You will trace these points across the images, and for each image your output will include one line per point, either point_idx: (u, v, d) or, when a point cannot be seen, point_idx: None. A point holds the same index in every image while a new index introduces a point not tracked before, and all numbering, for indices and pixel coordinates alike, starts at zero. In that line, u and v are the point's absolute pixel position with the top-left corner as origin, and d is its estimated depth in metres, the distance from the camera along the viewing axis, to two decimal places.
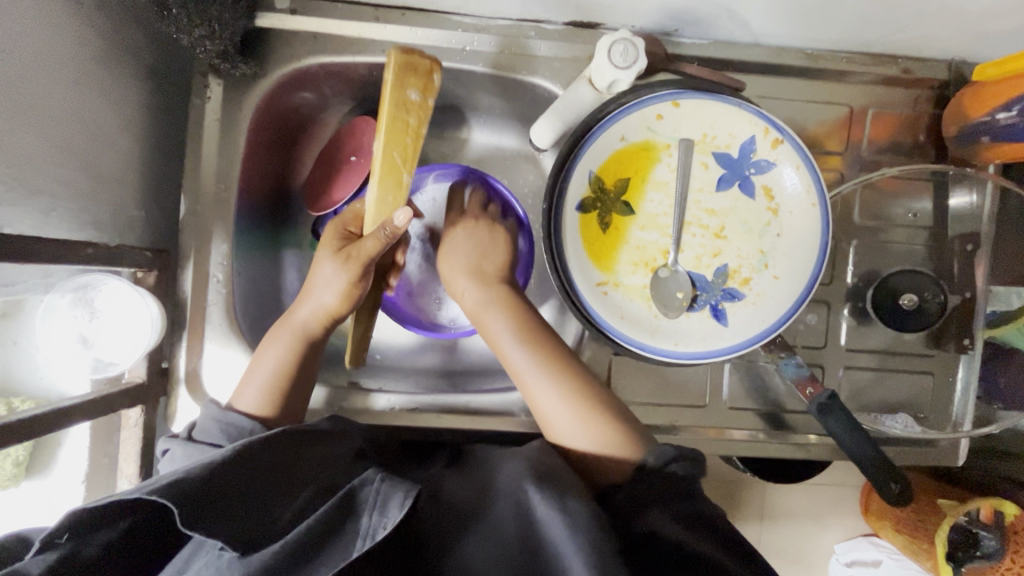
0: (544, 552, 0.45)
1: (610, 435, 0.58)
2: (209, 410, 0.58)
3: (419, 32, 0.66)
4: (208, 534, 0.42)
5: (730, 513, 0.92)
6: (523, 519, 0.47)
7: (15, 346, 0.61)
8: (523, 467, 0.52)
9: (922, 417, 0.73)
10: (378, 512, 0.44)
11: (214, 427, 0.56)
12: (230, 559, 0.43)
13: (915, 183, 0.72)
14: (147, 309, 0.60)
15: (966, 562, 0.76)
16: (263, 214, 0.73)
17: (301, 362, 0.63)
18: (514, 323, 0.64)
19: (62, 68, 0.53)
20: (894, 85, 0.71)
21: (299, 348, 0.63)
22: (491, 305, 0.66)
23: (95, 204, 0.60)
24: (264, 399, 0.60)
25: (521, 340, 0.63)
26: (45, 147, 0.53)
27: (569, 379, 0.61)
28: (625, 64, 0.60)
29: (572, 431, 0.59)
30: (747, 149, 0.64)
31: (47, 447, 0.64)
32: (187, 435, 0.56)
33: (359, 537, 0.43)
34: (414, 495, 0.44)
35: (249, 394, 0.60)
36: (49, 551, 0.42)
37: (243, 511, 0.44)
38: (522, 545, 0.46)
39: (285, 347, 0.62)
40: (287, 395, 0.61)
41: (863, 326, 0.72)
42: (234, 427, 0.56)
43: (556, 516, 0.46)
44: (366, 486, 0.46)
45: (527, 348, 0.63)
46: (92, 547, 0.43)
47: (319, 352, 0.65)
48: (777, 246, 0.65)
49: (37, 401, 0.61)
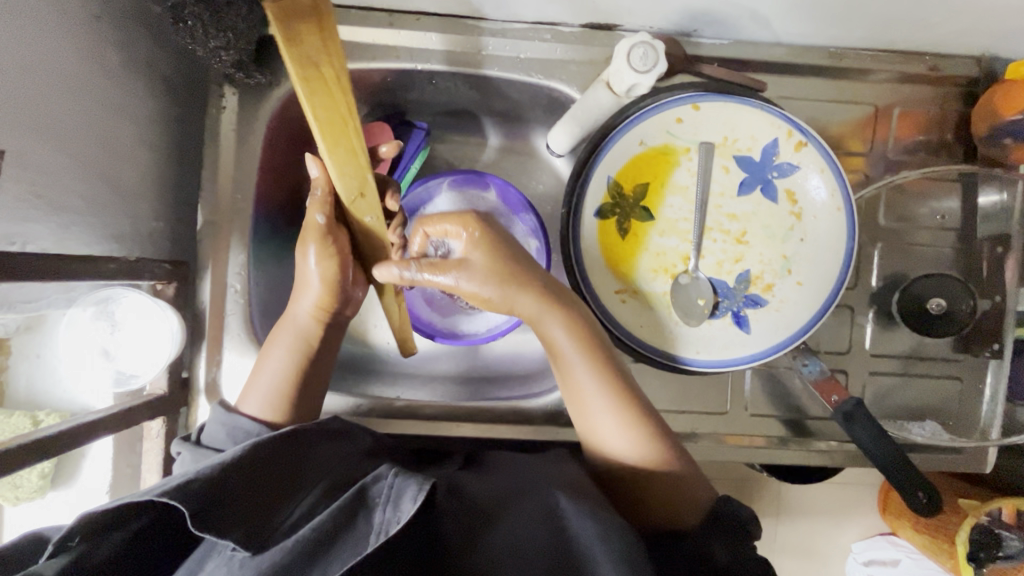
0: (567, 553, 0.45)
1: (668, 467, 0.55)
2: (216, 414, 0.58)
3: (433, 37, 0.65)
4: (219, 534, 0.42)
5: (750, 513, 0.92)
6: (555, 527, 0.47)
7: (37, 359, 0.60)
8: (560, 480, 0.51)
9: (949, 424, 0.71)
10: (391, 507, 0.44)
11: (221, 431, 0.56)
12: (242, 558, 0.42)
13: (941, 183, 0.70)
14: (167, 322, 0.60)
15: (988, 561, 0.74)
16: (280, 222, 0.73)
17: (308, 364, 0.61)
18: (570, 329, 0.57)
19: (79, 86, 0.53)
20: (921, 83, 0.69)
21: (304, 352, 0.61)
22: (551, 318, 0.57)
23: (115, 217, 0.60)
24: (273, 406, 0.59)
25: (583, 357, 0.56)
26: (66, 163, 0.53)
27: (629, 397, 0.56)
28: (645, 67, 0.59)
29: (630, 450, 0.55)
30: (770, 153, 0.63)
31: (72, 458, 0.64)
32: (196, 438, 0.57)
33: (374, 532, 0.43)
34: (427, 488, 0.45)
35: (260, 398, 0.59)
36: (62, 553, 0.41)
37: (257, 508, 0.44)
38: (553, 551, 0.45)
39: (289, 350, 0.60)
40: (296, 401, 0.60)
41: (887, 330, 0.71)
42: (239, 430, 0.56)
43: (587, 525, 0.46)
44: (380, 481, 0.46)
45: (589, 364, 0.56)
46: (104, 549, 0.43)
47: (324, 357, 0.63)
48: (800, 251, 0.64)
49: (62, 414, 0.61)
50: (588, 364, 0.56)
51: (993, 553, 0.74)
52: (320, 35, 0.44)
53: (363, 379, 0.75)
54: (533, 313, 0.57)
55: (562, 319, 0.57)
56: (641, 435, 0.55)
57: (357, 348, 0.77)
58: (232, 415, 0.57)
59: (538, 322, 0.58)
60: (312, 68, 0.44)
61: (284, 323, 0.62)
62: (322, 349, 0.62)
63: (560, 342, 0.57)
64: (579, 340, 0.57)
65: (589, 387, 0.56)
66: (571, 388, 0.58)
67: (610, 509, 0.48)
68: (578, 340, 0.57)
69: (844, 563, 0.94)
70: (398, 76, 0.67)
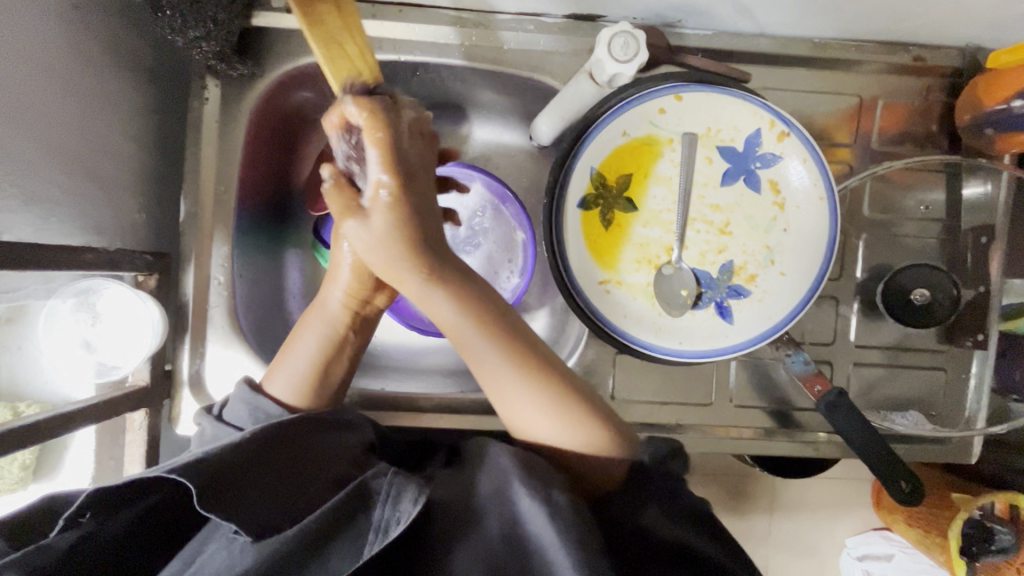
0: (529, 550, 0.45)
1: (579, 428, 0.55)
2: (241, 392, 0.58)
3: (416, 28, 0.65)
4: (224, 517, 0.42)
5: (740, 507, 0.92)
6: (512, 514, 0.47)
7: (20, 351, 0.61)
8: (510, 457, 0.50)
9: (934, 415, 0.71)
10: (390, 506, 0.44)
11: (244, 410, 0.56)
12: (244, 543, 0.43)
13: (926, 174, 0.70)
14: (147, 313, 0.59)
15: (981, 555, 0.75)
16: (265, 215, 0.72)
17: (335, 350, 0.61)
18: (455, 298, 0.56)
19: (57, 75, 0.52)
20: (906, 74, 0.69)
21: (330, 338, 0.61)
22: (437, 293, 0.55)
23: (96, 209, 0.60)
24: (297, 391, 0.59)
25: (473, 327, 0.56)
26: (45, 153, 0.53)
27: (528, 363, 0.57)
28: (626, 56, 0.59)
29: (534, 415, 0.56)
30: (753, 143, 0.63)
31: (54, 450, 0.64)
32: (219, 412, 0.57)
33: (372, 529, 0.44)
34: (427, 493, 0.45)
35: (281, 383, 0.59)
36: (71, 529, 0.43)
37: (263, 496, 0.44)
38: (509, 544, 0.46)
39: (317, 336, 0.60)
40: (321, 386, 0.60)
41: (873, 321, 0.71)
42: (260, 411, 0.56)
43: (541, 513, 0.46)
44: (379, 478, 0.47)
45: (483, 336, 0.56)
46: (113, 525, 0.44)
47: (351, 344, 0.62)
48: (783, 242, 0.64)
49: (43, 405, 0.61)
50: (479, 335, 0.56)
51: (985, 546, 0.75)
52: (340, 16, 0.49)
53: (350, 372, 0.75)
54: (421, 289, 0.55)
55: (448, 290, 0.56)
56: (542, 398, 0.56)
57: None
58: (257, 396, 0.57)
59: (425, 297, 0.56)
60: (339, 48, 0.49)
61: (314, 310, 0.62)
62: (349, 337, 0.62)
63: (446, 314, 0.56)
64: (466, 312, 0.56)
65: (486, 357, 0.57)
66: (472, 361, 0.58)
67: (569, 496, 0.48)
68: (466, 312, 0.56)
69: (837, 557, 0.94)
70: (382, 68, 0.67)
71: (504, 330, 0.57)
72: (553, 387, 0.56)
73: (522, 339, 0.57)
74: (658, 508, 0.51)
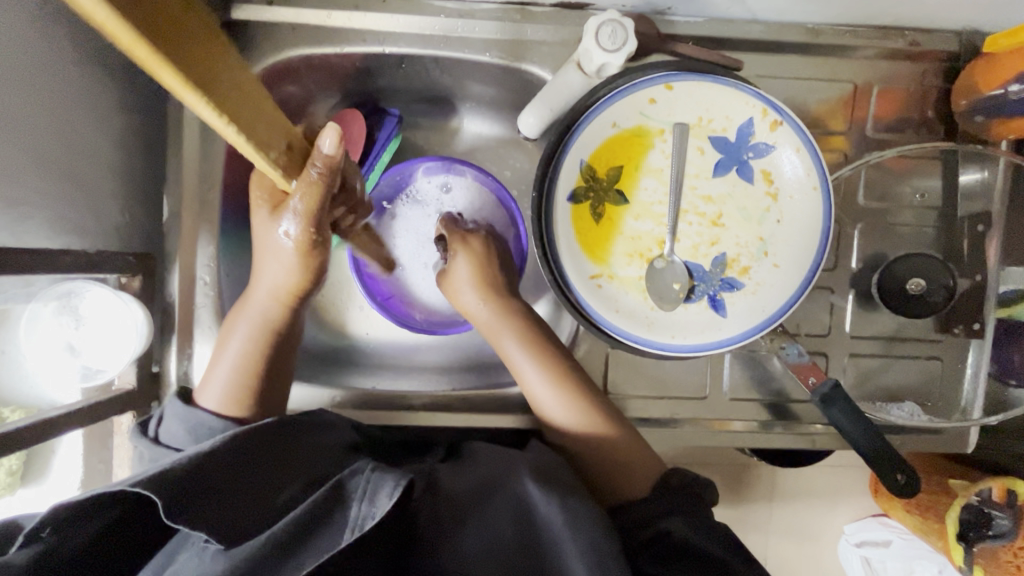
0: (542, 545, 0.47)
1: (620, 456, 0.61)
2: (174, 407, 0.58)
3: (400, 19, 0.64)
4: (192, 526, 0.41)
5: (740, 500, 0.92)
6: (522, 512, 0.49)
7: (1, 356, 0.56)
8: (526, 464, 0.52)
9: (930, 404, 0.71)
10: (367, 503, 0.44)
11: (179, 428, 0.57)
12: (216, 551, 0.43)
13: (922, 163, 0.69)
14: (131, 314, 0.60)
15: (978, 540, 0.76)
16: (250, 213, 0.71)
17: (268, 351, 0.61)
18: (518, 329, 0.65)
19: (29, 72, 0.51)
20: (901, 59, 0.67)
21: (264, 338, 0.60)
22: (501, 323, 0.66)
23: (77, 210, 0.59)
24: (229, 397, 0.59)
25: (529, 354, 0.64)
26: (20, 153, 0.52)
27: (573, 389, 0.63)
28: (613, 46, 0.58)
29: (569, 423, 0.62)
30: (745, 132, 0.61)
31: (43, 454, 0.61)
32: (155, 432, 0.57)
33: (347, 528, 0.44)
34: (404, 484, 0.45)
35: (214, 389, 0.59)
36: (31, 545, 0.41)
37: (235, 501, 0.44)
38: (522, 541, 0.47)
39: (248, 335, 0.60)
40: (255, 395, 0.60)
41: (868, 312, 0.70)
42: (199, 425, 0.57)
43: (556, 513, 0.47)
44: (356, 476, 0.46)
45: (536, 361, 0.64)
46: (77, 539, 0.43)
47: (290, 342, 0.62)
48: (777, 233, 0.63)
49: (29, 411, 0.56)
50: (526, 350, 0.64)
51: (983, 532, 0.75)
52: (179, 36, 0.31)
53: (342, 371, 0.74)
54: (484, 317, 0.67)
55: (510, 321, 0.66)
56: (582, 417, 0.62)
57: (334, 339, 0.76)
58: (192, 411, 0.57)
59: (492, 332, 0.67)
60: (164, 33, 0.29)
61: (243, 307, 0.61)
62: (283, 337, 0.62)
63: (508, 345, 0.65)
64: (525, 337, 0.65)
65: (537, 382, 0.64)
66: (518, 375, 0.65)
67: (581, 496, 0.49)
68: (520, 335, 0.65)
69: (835, 545, 0.93)
70: (367, 60, 0.66)
71: (557, 357, 0.64)
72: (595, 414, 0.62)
73: (574, 370, 0.64)
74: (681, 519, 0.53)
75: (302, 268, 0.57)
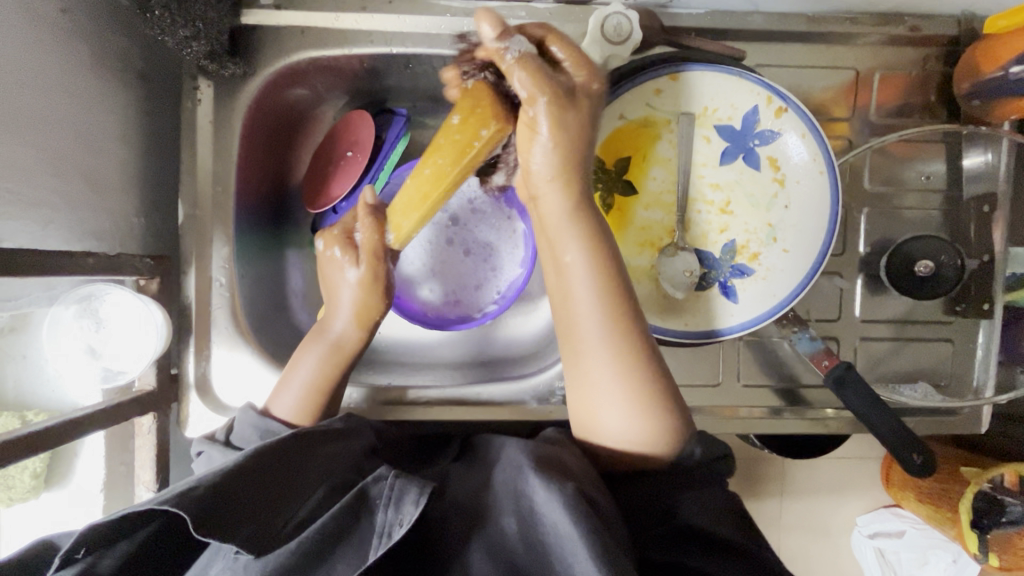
0: (548, 551, 0.45)
1: (655, 436, 0.54)
2: (247, 415, 0.59)
3: (406, 19, 0.64)
4: (223, 539, 0.42)
5: (752, 492, 0.92)
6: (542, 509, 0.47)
7: (24, 360, 0.63)
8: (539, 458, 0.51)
9: (943, 385, 0.71)
10: (393, 509, 0.44)
11: (253, 432, 0.57)
12: (246, 561, 0.43)
13: (925, 146, 0.70)
14: (151, 316, 0.60)
15: (991, 527, 0.76)
16: (263, 215, 0.73)
17: (335, 372, 0.63)
18: (590, 256, 0.55)
19: (46, 80, 0.52)
20: (902, 45, 0.68)
21: (333, 359, 0.63)
22: (569, 228, 0.55)
23: (93, 215, 0.59)
24: (302, 404, 0.61)
25: (594, 276, 0.55)
26: (39, 159, 0.53)
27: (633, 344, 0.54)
28: (619, 39, 0.58)
29: (614, 390, 0.54)
30: (750, 120, 0.62)
31: (67, 456, 0.67)
32: (226, 439, 0.58)
33: (376, 535, 0.44)
34: (429, 494, 0.45)
35: (287, 400, 0.62)
36: (70, 566, 0.43)
37: (257, 510, 0.44)
38: (539, 543, 0.45)
39: (319, 357, 0.63)
40: (326, 399, 0.63)
41: (878, 296, 0.70)
42: (269, 433, 0.57)
43: (561, 504, 0.46)
44: (381, 482, 0.47)
45: (602, 293, 0.55)
46: (110, 559, 0.43)
47: (346, 364, 0.64)
48: (785, 218, 0.63)
49: (50, 412, 0.63)
50: (604, 313, 0.55)
51: (997, 519, 0.76)
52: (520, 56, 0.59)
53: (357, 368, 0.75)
54: (552, 207, 0.56)
55: (584, 231, 0.55)
56: (628, 378, 0.54)
57: None
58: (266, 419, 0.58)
59: (555, 237, 0.56)
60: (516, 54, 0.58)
61: (317, 335, 0.64)
62: (348, 357, 0.64)
63: (570, 258, 0.55)
64: (595, 261, 0.55)
65: (591, 312, 0.55)
66: (577, 343, 0.56)
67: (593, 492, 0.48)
68: (592, 255, 0.55)
69: (848, 537, 0.93)
70: (375, 61, 0.67)
71: (624, 298, 0.55)
72: (646, 378, 0.54)
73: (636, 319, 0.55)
74: (694, 499, 0.51)
75: (365, 304, 0.64)
